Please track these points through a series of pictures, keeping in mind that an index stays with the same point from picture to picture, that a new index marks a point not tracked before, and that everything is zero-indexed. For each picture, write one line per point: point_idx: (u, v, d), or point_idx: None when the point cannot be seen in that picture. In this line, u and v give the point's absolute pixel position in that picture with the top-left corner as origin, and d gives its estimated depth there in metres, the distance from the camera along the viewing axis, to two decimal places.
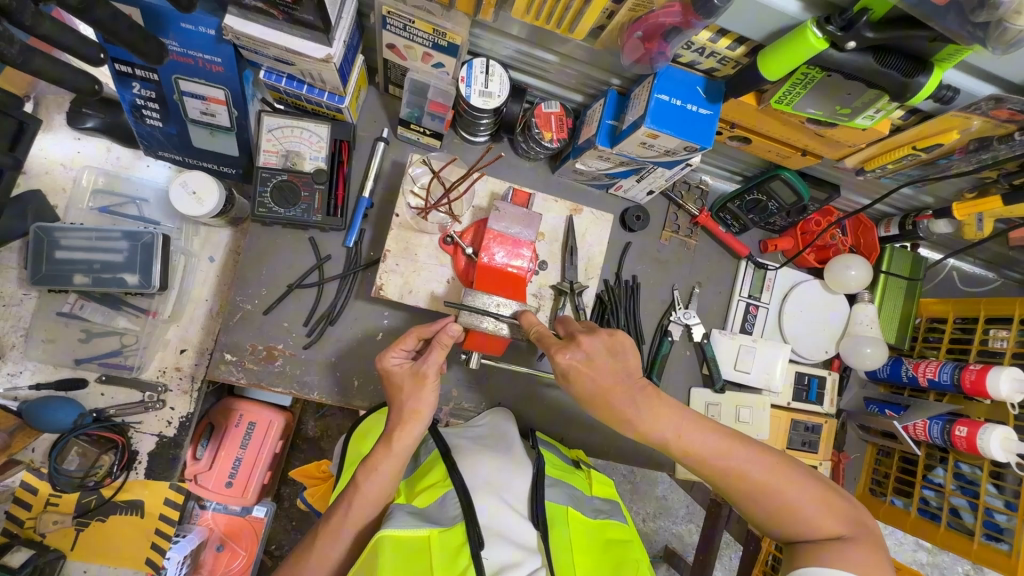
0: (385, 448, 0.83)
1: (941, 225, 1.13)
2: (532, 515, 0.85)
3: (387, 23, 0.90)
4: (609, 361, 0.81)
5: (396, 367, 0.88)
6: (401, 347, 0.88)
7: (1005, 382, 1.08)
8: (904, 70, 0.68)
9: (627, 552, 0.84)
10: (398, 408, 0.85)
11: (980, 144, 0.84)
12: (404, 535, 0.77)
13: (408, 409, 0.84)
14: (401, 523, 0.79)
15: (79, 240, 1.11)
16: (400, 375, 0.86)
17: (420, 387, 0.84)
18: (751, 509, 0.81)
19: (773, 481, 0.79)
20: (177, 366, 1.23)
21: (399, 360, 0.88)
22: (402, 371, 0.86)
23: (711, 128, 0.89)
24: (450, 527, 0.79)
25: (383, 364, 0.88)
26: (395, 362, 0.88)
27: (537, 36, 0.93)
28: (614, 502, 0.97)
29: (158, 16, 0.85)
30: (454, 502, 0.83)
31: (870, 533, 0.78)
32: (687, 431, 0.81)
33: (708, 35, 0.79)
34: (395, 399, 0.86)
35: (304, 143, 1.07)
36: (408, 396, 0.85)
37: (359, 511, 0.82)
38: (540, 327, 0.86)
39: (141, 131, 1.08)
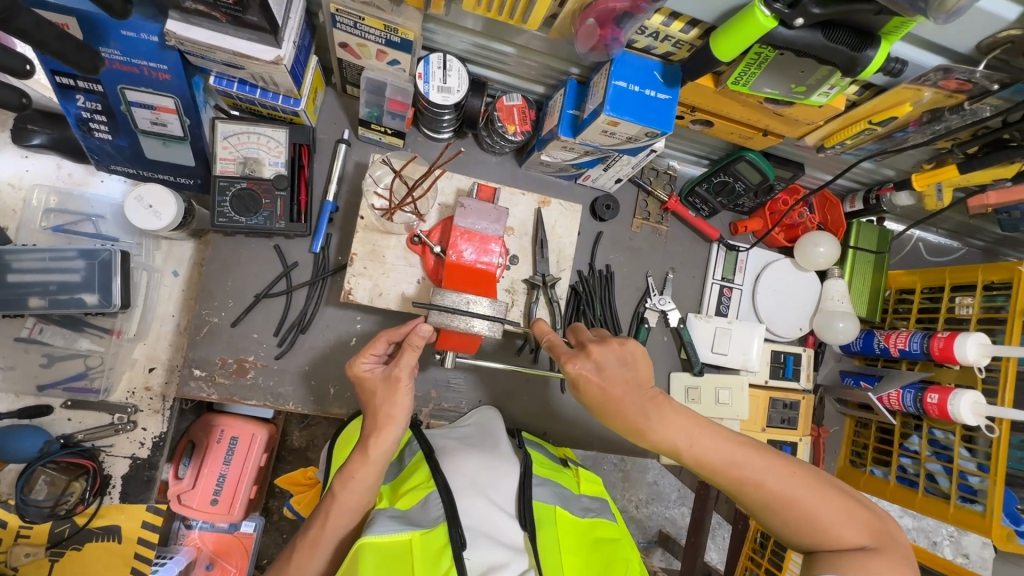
0: (362, 455, 0.81)
1: (903, 197, 1.15)
2: (518, 513, 0.85)
3: (337, 21, 0.87)
4: (620, 368, 0.83)
5: (367, 371, 0.86)
6: (371, 351, 0.87)
7: (971, 347, 1.09)
8: (853, 44, 0.69)
9: (615, 551, 0.83)
10: (373, 413, 0.84)
11: (932, 116, 0.85)
12: (386, 540, 0.76)
13: (382, 413, 0.82)
14: (383, 529, 0.78)
15: (32, 262, 1.06)
16: (374, 380, 0.85)
17: (394, 391, 0.83)
18: (769, 518, 0.79)
19: (790, 489, 0.78)
20: (146, 386, 1.19)
21: (371, 364, 0.87)
22: (375, 376, 0.85)
23: (671, 113, 0.89)
24: (433, 529, 0.78)
25: (354, 370, 0.87)
26: (369, 369, 0.87)
27: (491, 29, 0.92)
28: (602, 500, 0.96)
29: (96, 24, 0.82)
30: (437, 503, 0.82)
31: (893, 541, 0.77)
32: (668, 419, 0.81)
33: (660, 19, 0.79)
34: (369, 405, 0.85)
35: (262, 148, 1.05)
36: (381, 400, 0.83)
37: (338, 520, 0.81)
38: (551, 336, 0.90)
39: (90, 145, 1.04)
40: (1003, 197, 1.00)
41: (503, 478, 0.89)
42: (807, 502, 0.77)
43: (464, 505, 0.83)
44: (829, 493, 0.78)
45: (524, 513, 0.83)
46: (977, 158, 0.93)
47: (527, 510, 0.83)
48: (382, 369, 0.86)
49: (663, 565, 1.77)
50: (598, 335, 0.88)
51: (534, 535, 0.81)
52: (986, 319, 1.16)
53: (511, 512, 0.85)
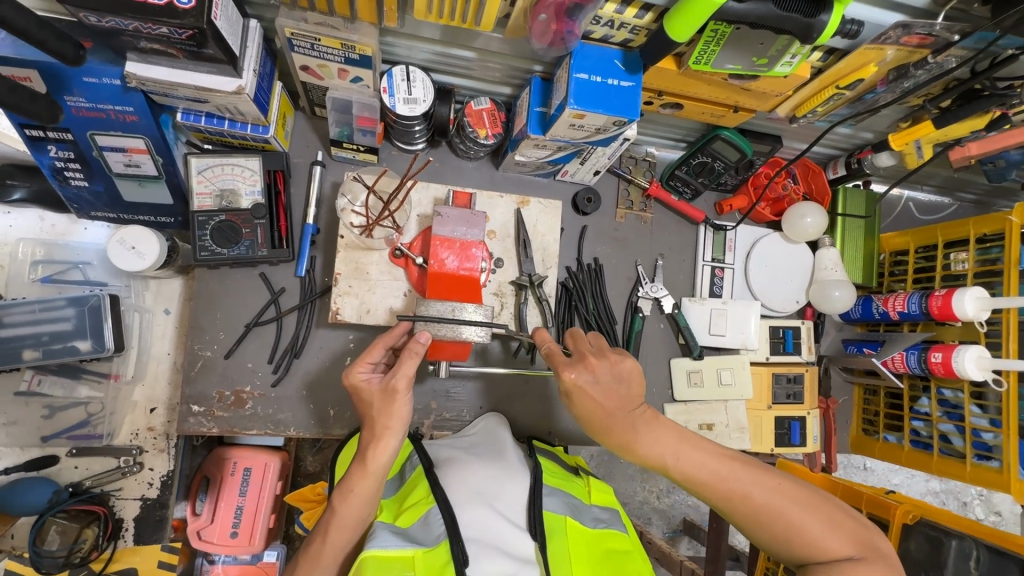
0: (361, 469, 0.81)
1: (884, 158, 1.13)
2: (529, 525, 0.83)
3: (294, 45, 0.87)
4: (614, 384, 0.83)
5: (365, 382, 0.85)
6: (367, 359, 0.86)
7: (970, 302, 1.07)
8: (805, 10, 0.68)
9: (629, 562, 0.81)
10: (371, 425, 0.83)
11: (898, 73, 0.83)
12: (387, 556, 0.75)
13: (380, 424, 0.82)
14: (384, 543, 0.78)
15: (23, 315, 1.06)
16: (370, 391, 0.84)
17: (392, 401, 0.82)
18: (755, 529, 0.80)
19: (773, 501, 0.79)
20: (149, 427, 1.20)
21: (367, 375, 0.86)
22: (371, 386, 0.84)
23: (636, 99, 0.88)
24: (435, 547, 0.77)
25: (351, 381, 0.86)
26: (367, 382, 0.85)
27: (449, 36, 0.92)
28: (613, 510, 0.94)
29: (60, 74, 0.83)
30: (439, 520, 0.81)
31: (882, 554, 0.76)
32: (646, 430, 0.84)
33: (613, 6, 0.78)
34: (367, 416, 0.84)
35: (238, 179, 1.05)
36: (379, 411, 0.83)
37: (339, 533, 0.80)
38: (550, 343, 0.89)
39: (68, 194, 1.05)
40: (986, 147, 0.98)
41: (507, 484, 0.89)
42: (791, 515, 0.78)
43: (466, 517, 0.82)
44: (813, 504, 0.79)
45: (535, 523, 0.81)
46: (951, 112, 0.90)
47: (536, 521, 0.82)
48: (379, 379, 0.85)
49: (691, 553, 1.76)
50: (596, 346, 0.89)
51: (545, 546, 0.79)
52: (983, 273, 1.14)
53: (522, 525, 0.84)
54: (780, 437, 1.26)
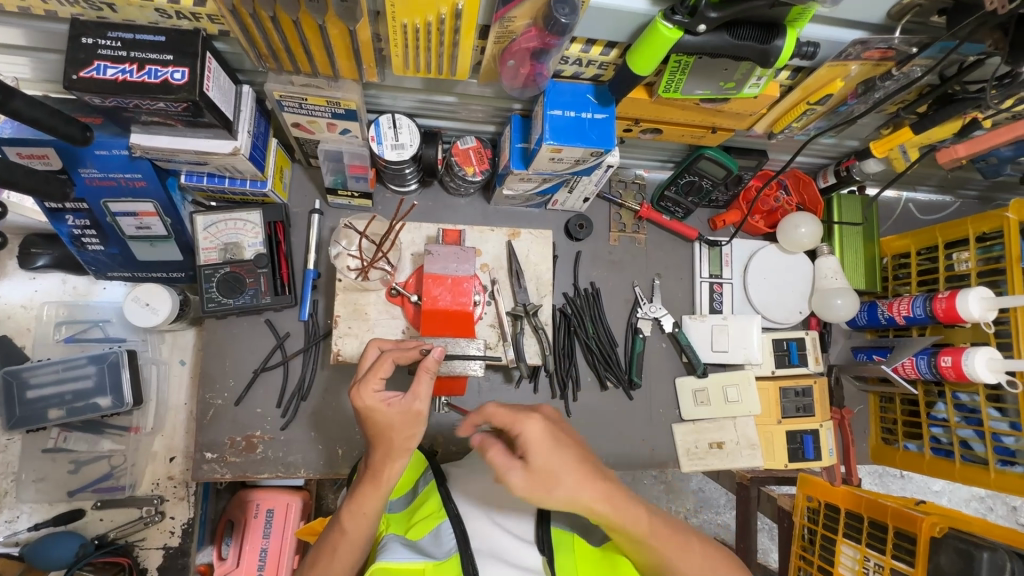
0: (372, 486, 0.78)
1: (872, 164, 1.13)
2: (536, 538, 0.78)
3: (284, 105, 0.92)
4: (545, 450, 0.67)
5: (381, 401, 0.77)
6: (378, 373, 0.78)
7: (975, 303, 1.05)
8: (759, 38, 0.70)
9: None
10: (384, 445, 0.77)
11: (865, 87, 0.85)
12: (398, 566, 0.73)
13: (397, 445, 0.77)
14: (395, 555, 0.75)
15: (48, 375, 1.13)
16: (389, 416, 0.76)
17: (413, 422, 0.77)
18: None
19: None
20: (169, 475, 1.23)
21: (383, 395, 0.77)
22: (388, 409, 0.76)
23: (611, 129, 0.91)
24: (444, 560, 0.74)
25: (362, 400, 0.76)
26: (388, 405, 0.76)
27: (430, 84, 0.96)
28: None
29: (73, 151, 0.90)
30: (449, 533, 0.78)
31: None
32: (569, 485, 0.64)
33: (578, 47, 0.82)
34: (383, 437, 0.77)
35: (241, 232, 1.10)
36: (399, 433, 0.76)
37: (347, 553, 0.79)
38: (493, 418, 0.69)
39: (87, 258, 1.12)
40: (974, 147, 0.95)
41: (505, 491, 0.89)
42: None
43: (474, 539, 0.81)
44: None
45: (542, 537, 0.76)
46: (928, 116, 0.90)
47: (543, 533, 0.77)
48: (395, 400, 0.77)
49: None
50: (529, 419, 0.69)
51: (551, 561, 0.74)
52: (987, 272, 1.11)
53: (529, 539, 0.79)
54: (794, 451, 1.23)
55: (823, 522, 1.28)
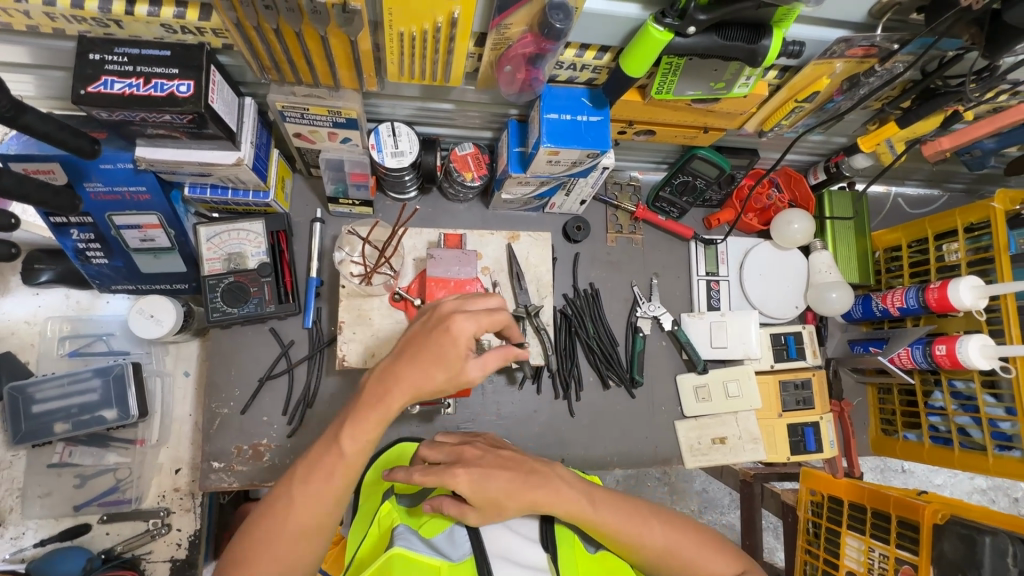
0: (376, 404, 0.70)
1: (860, 160, 1.15)
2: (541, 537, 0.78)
3: (286, 115, 0.94)
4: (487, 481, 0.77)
5: (465, 345, 0.69)
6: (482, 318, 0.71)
7: (965, 291, 1.07)
8: (747, 39, 0.73)
9: None
10: (416, 365, 0.70)
11: (851, 83, 0.88)
12: (415, 556, 0.71)
13: (423, 370, 0.70)
14: (411, 545, 0.73)
15: (53, 390, 1.14)
16: (459, 363, 0.69)
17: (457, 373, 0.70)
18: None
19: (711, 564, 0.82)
20: (175, 487, 1.22)
21: (469, 340, 0.70)
22: (461, 352, 0.69)
23: (606, 132, 0.93)
24: (460, 563, 0.72)
25: (452, 326, 0.70)
26: (465, 357, 0.69)
27: (429, 92, 0.98)
28: None
29: (79, 166, 0.92)
30: (466, 536, 0.76)
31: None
32: (516, 499, 0.76)
33: (573, 51, 0.84)
34: (420, 362, 0.70)
35: (244, 242, 1.11)
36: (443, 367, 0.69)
37: (344, 473, 0.70)
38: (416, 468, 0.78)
39: (91, 271, 1.13)
40: (957, 139, 1.00)
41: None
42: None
43: None
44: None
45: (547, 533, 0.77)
46: (913, 111, 0.93)
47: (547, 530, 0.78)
48: (471, 350, 0.70)
49: None
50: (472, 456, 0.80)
51: (556, 557, 0.75)
52: (976, 261, 1.14)
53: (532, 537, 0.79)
54: (795, 444, 1.24)
55: (828, 515, 1.29)
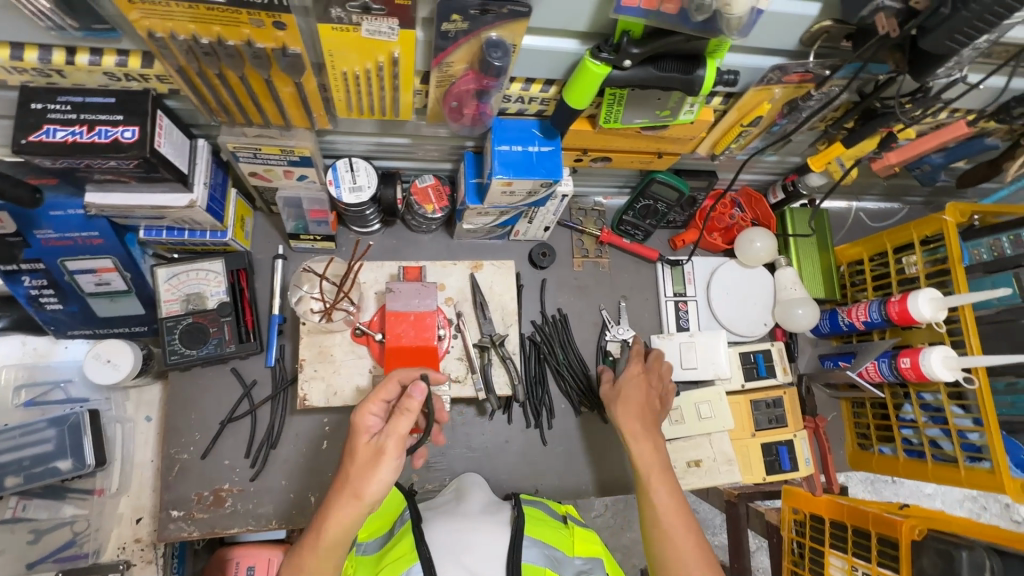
0: (316, 535, 0.75)
1: (814, 178, 1.18)
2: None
3: (238, 156, 0.94)
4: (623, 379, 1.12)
5: (362, 425, 0.77)
6: (376, 393, 0.80)
7: (924, 304, 1.08)
8: (682, 70, 0.75)
9: None
10: (342, 485, 0.76)
11: (791, 107, 0.90)
12: None
13: (350, 488, 0.74)
14: None
15: (4, 442, 1.10)
16: (361, 444, 0.76)
17: (375, 463, 0.73)
18: (655, 546, 0.88)
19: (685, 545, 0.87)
20: (136, 538, 1.18)
21: (369, 420, 0.77)
22: (364, 438, 0.76)
23: (558, 161, 0.94)
24: None
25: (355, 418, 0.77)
26: (362, 438, 0.76)
27: (383, 129, 0.99)
28: (598, 559, 0.88)
29: (26, 214, 0.91)
30: None
31: None
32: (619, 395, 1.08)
33: (519, 85, 0.86)
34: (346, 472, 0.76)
35: (204, 282, 1.10)
36: (358, 470, 0.74)
37: None
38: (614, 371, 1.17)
39: (45, 317, 1.11)
40: (903, 155, 1.03)
41: (475, 530, 0.88)
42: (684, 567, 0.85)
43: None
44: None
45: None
46: (856, 131, 0.95)
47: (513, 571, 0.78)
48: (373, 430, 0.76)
49: None
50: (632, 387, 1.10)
51: None
52: (935, 273, 1.15)
53: None
54: (770, 464, 1.23)
55: (811, 535, 1.27)
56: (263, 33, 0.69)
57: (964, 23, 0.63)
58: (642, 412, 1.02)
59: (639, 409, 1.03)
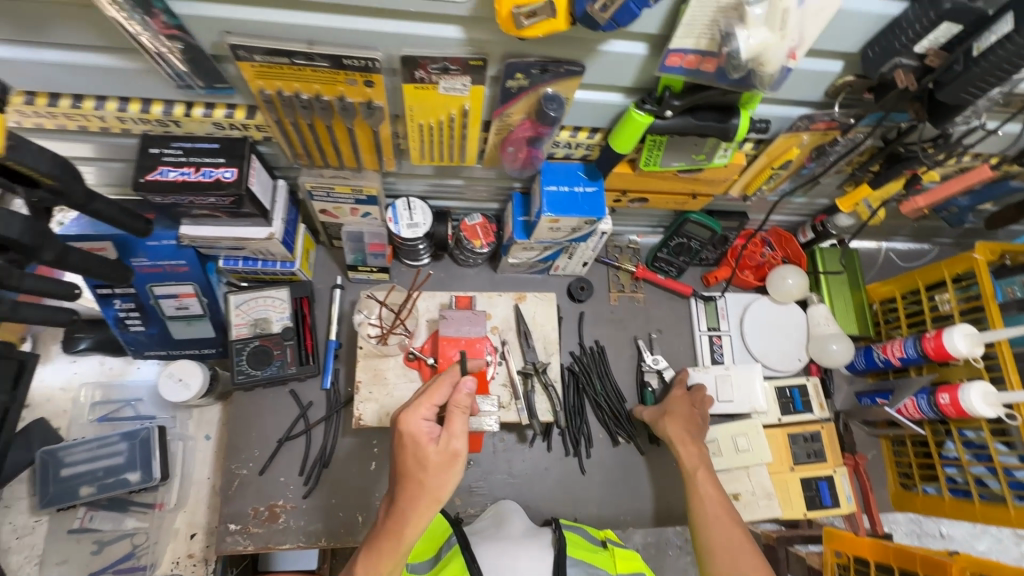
0: (393, 538, 0.79)
1: (842, 218, 1.23)
2: None
3: (314, 195, 1.06)
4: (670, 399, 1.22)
5: (425, 434, 0.79)
6: (431, 401, 0.81)
7: (960, 339, 1.10)
8: (718, 119, 0.83)
9: None
10: (411, 493, 0.79)
11: (818, 152, 0.98)
12: None
13: (428, 494, 0.78)
14: None
15: (82, 453, 1.19)
16: (430, 453, 0.78)
17: (450, 467, 0.79)
18: (701, 532, 1.03)
19: (723, 523, 1.02)
20: (189, 553, 1.23)
21: (427, 426, 0.80)
22: (430, 446, 0.79)
23: (601, 200, 1.03)
24: None
25: (409, 424, 0.79)
26: (428, 443, 0.79)
27: (441, 171, 1.10)
28: None
29: (128, 243, 1.03)
30: None
31: None
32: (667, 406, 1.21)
33: (567, 132, 0.95)
34: (411, 477, 0.79)
35: (270, 308, 1.19)
36: (433, 475, 0.78)
37: None
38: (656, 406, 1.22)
39: (127, 338, 1.21)
40: (931, 198, 1.08)
41: (521, 552, 0.91)
42: (723, 538, 1.01)
43: None
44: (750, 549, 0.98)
45: None
46: (882, 174, 1.02)
47: None
48: (435, 434, 0.80)
49: None
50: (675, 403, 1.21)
51: None
52: (969, 310, 1.18)
53: None
54: (811, 500, 1.23)
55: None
56: (354, 90, 0.80)
57: (976, 78, 0.69)
58: (687, 423, 1.17)
59: (685, 421, 1.17)
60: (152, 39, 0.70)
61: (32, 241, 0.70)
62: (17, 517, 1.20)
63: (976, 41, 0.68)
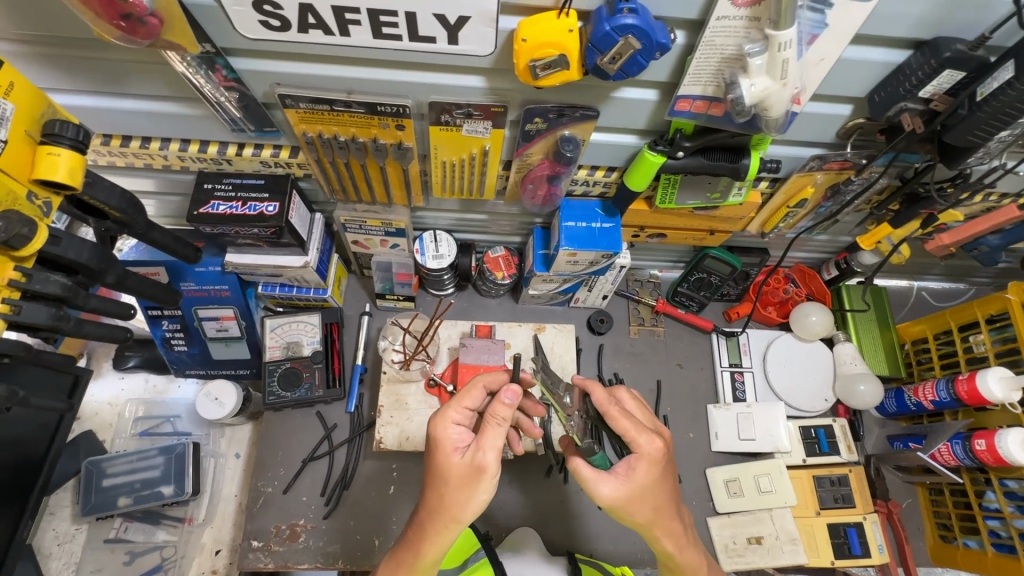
0: (414, 547, 0.78)
1: (866, 256, 1.22)
2: None
3: (347, 227, 1.13)
4: (638, 475, 0.74)
5: (451, 442, 0.76)
6: (461, 405, 0.79)
7: (994, 382, 1.07)
8: (730, 160, 0.87)
9: None
10: (437, 509, 0.76)
11: (834, 191, 1.00)
12: None
13: (450, 513, 0.74)
14: None
15: (122, 465, 1.27)
16: (453, 463, 0.74)
17: (477, 482, 0.73)
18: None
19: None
20: (213, 569, 1.26)
21: (456, 434, 0.77)
22: (456, 459, 0.74)
23: (617, 235, 1.06)
24: None
25: (436, 427, 0.77)
26: (452, 455, 0.75)
27: (466, 206, 1.16)
28: None
29: (179, 269, 1.12)
30: None
31: None
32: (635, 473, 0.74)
33: (585, 171, 1.00)
34: (436, 484, 0.76)
35: (302, 332, 1.26)
36: (455, 489, 0.74)
37: None
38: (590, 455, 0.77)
39: (171, 357, 1.30)
40: (957, 236, 1.07)
41: None
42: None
43: None
44: None
45: None
46: (901, 213, 1.01)
47: None
48: (463, 445, 0.76)
49: None
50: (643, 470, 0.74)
51: None
52: (1005, 352, 1.14)
53: None
54: (839, 547, 1.18)
55: None
56: (386, 132, 0.88)
57: (982, 121, 0.71)
58: (655, 495, 0.75)
59: (654, 492, 0.75)
60: (213, 89, 0.80)
61: (98, 265, 0.79)
62: (60, 525, 1.27)
63: (979, 86, 0.70)
